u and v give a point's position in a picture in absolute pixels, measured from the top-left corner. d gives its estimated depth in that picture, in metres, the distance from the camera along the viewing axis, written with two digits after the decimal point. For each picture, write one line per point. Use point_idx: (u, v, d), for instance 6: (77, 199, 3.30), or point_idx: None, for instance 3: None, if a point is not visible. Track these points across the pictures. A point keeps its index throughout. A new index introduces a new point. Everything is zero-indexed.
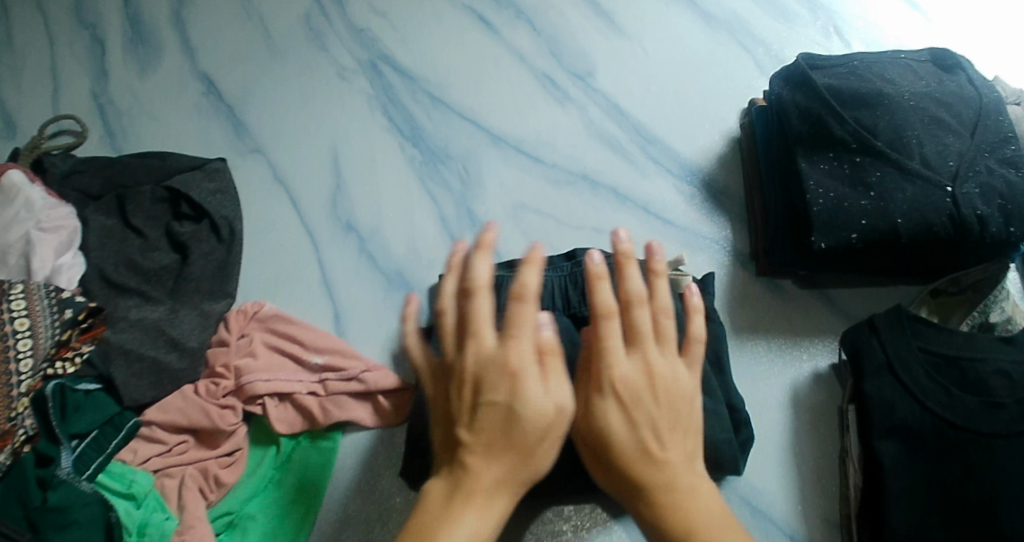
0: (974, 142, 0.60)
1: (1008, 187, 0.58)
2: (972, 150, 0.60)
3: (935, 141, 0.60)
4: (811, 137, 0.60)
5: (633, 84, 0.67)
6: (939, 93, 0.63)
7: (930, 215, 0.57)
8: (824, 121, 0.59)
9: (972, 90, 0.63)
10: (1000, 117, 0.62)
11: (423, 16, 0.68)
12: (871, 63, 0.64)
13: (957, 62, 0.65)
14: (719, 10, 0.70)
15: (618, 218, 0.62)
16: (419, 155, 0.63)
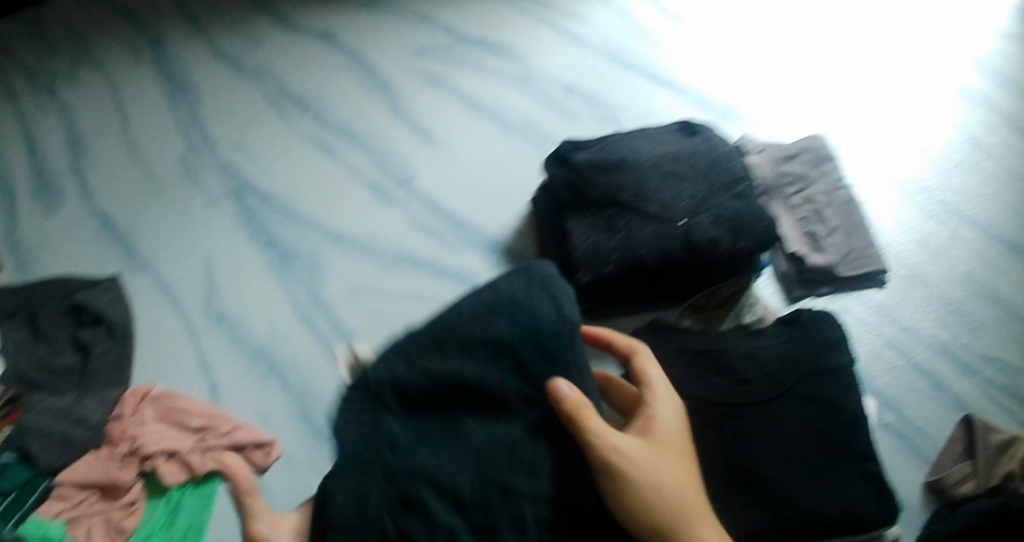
0: (708, 184, 0.80)
1: (735, 216, 0.79)
2: (706, 190, 0.80)
3: (672, 190, 0.80)
4: (574, 199, 0.81)
5: (441, 180, 0.88)
6: (681, 151, 0.83)
7: (670, 250, 0.77)
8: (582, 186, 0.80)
9: (709, 146, 0.83)
10: (733, 164, 0.82)
11: (274, 148, 0.88)
12: (626, 138, 0.84)
13: (700, 128, 0.86)
14: (515, 118, 0.94)
15: (435, 286, 0.81)
16: (275, 258, 0.81)
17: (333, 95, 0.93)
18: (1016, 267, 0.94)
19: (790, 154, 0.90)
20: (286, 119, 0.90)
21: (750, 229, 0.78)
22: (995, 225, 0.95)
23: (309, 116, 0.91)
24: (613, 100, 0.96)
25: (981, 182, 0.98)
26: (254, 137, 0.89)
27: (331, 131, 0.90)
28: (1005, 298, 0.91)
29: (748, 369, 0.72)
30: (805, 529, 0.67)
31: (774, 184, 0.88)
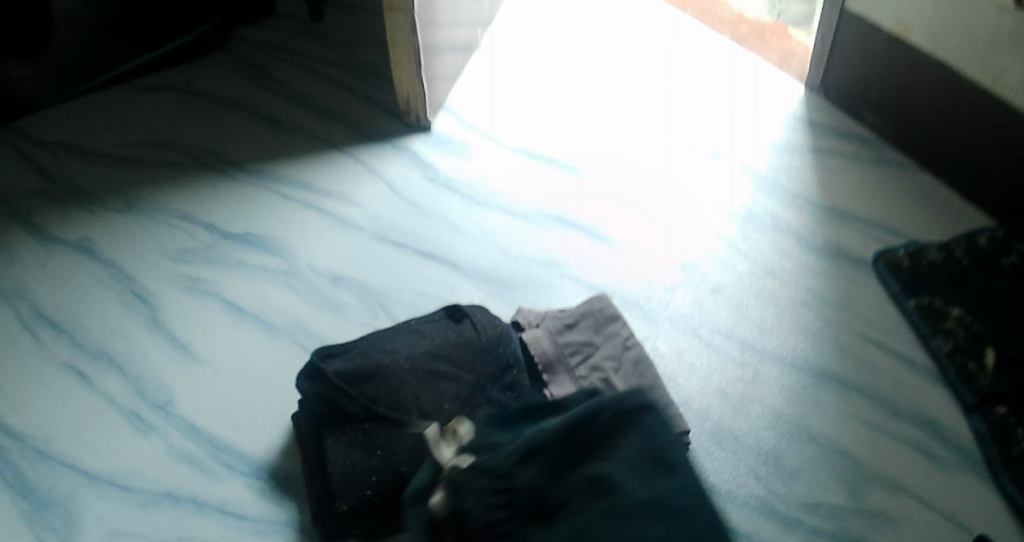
0: (473, 379, 0.76)
1: (501, 411, 0.74)
2: (470, 387, 0.76)
3: (432, 392, 0.75)
4: (331, 415, 0.76)
5: (216, 412, 0.90)
6: (443, 343, 0.78)
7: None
8: (336, 400, 0.75)
9: (473, 333, 0.79)
10: (500, 350, 0.79)
11: (45, 394, 0.92)
12: (385, 338, 0.80)
13: (464, 311, 0.82)
14: (281, 321, 0.97)
15: (199, 526, 0.80)
16: (26, 506, 0.82)
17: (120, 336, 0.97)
18: (831, 402, 0.84)
19: (569, 324, 0.84)
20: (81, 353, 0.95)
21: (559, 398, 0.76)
22: (804, 357, 0.87)
23: (104, 361, 0.95)
24: (384, 287, 0.95)
25: (782, 313, 0.91)
26: (26, 392, 0.92)
27: (93, 358, 0.95)
28: (826, 438, 0.81)
29: None
30: None
31: (556, 358, 0.81)
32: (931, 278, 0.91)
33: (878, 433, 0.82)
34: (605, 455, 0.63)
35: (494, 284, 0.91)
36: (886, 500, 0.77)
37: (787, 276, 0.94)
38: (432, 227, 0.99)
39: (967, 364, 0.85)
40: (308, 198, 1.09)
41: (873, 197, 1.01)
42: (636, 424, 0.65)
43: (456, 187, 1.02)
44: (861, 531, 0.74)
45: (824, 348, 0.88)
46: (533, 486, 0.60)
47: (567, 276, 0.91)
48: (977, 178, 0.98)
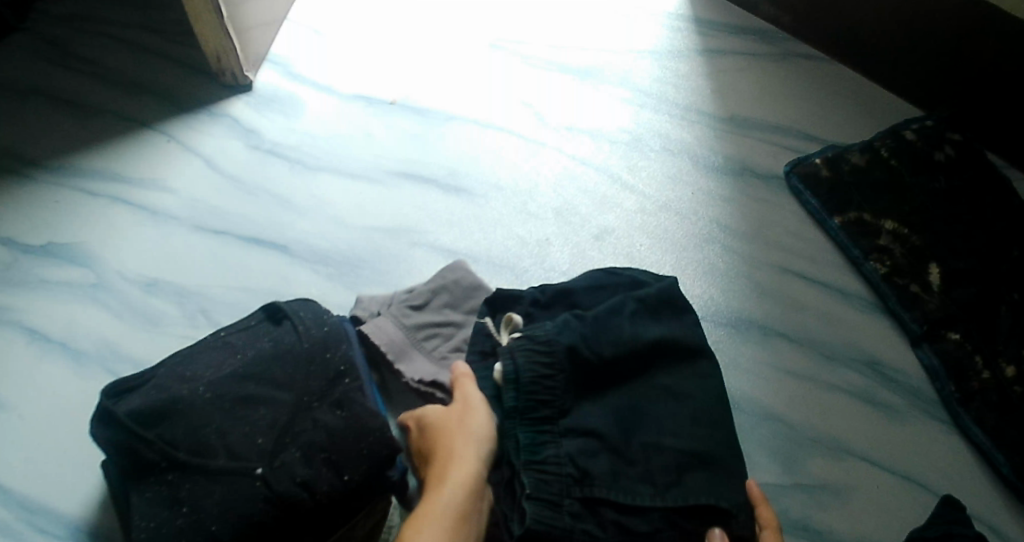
0: (295, 398, 0.60)
1: (328, 438, 0.58)
2: (292, 409, 0.59)
3: (245, 424, 0.58)
4: (129, 466, 0.58)
5: (19, 465, 0.68)
6: (256, 358, 0.62)
7: (247, 517, 0.55)
8: (130, 448, 0.57)
9: (295, 338, 0.63)
10: (330, 353, 0.62)
11: None
12: (185, 358, 0.62)
13: (284, 311, 0.65)
14: (88, 344, 0.73)
15: None
16: None
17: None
18: (755, 355, 0.69)
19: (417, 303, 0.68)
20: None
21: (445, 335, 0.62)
22: (716, 303, 0.72)
23: None
24: (204, 286, 0.76)
25: (685, 252, 0.75)
26: None
27: None
28: (749, 402, 0.66)
29: None
30: None
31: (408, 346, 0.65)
32: (856, 186, 0.77)
33: (818, 385, 0.68)
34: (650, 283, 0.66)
35: (334, 266, 0.75)
36: (830, 467, 0.64)
37: (687, 205, 0.78)
38: (259, 205, 0.80)
39: (909, 285, 0.72)
40: (118, 190, 0.82)
41: (779, 98, 0.86)
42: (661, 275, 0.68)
43: (284, 152, 0.83)
44: (801, 513, 0.62)
45: (739, 290, 0.72)
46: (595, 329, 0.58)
47: (420, 245, 0.76)
48: (893, 69, 0.86)
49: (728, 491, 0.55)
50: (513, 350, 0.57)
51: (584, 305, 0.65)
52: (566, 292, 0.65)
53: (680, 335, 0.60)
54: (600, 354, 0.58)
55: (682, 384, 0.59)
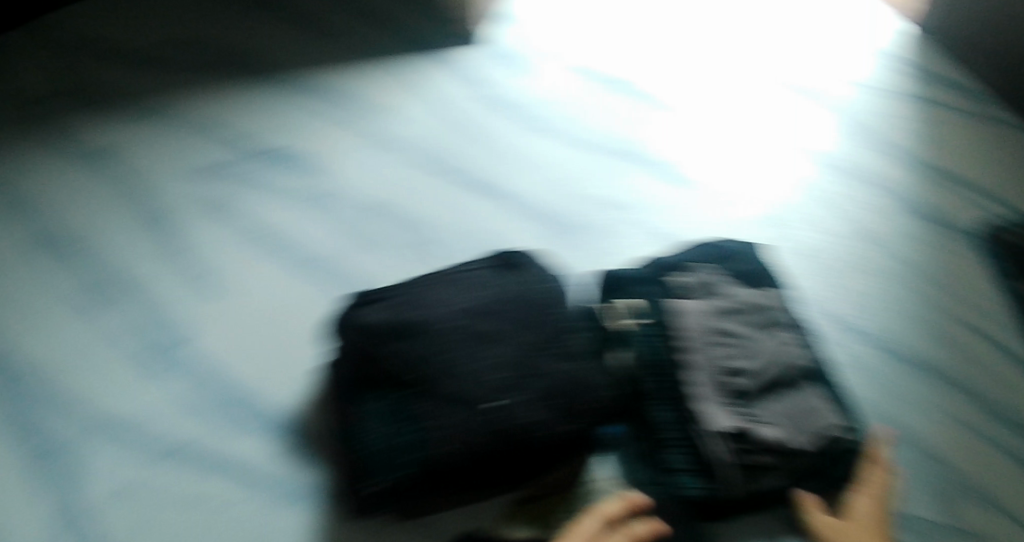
0: (533, 343, 0.60)
1: (563, 388, 0.58)
2: (526, 354, 0.59)
3: (483, 356, 0.59)
4: (363, 377, 0.60)
5: (237, 351, 0.68)
6: (498, 296, 0.63)
7: (472, 443, 0.56)
8: (370, 354, 0.60)
9: (532, 290, 0.63)
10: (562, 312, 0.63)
11: (44, 280, 0.72)
12: (424, 285, 0.65)
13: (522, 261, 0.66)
14: (307, 249, 0.76)
15: (206, 482, 0.61)
16: (29, 451, 0.62)
17: (119, 245, 0.75)
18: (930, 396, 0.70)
19: (733, 309, 0.65)
20: (62, 265, 0.73)
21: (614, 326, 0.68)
22: (901, 340, 0.74)
23: (113, 275, 0.73)
24: (434, 218, 0.79)
25: (885, 282, 0.77)
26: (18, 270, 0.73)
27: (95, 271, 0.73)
28: (920, 439, 0.68)
29: None
30: None
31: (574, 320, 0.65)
32: None
33: (986, 439, 0.68)
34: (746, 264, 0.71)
35: (549, 221, 0.79)
36: (990, 519, 0.64)
37: (890, 238, 0.80)
38: (490, 150, 0.84)
39: None
40: (349, 113, 0.87)
41: (990, 156, 0.88)
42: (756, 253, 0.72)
43: (506, 105, 0.88)
44: None
45: (923, 333, 0.74)
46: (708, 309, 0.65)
47: (641, 220, 0.79)
48: None
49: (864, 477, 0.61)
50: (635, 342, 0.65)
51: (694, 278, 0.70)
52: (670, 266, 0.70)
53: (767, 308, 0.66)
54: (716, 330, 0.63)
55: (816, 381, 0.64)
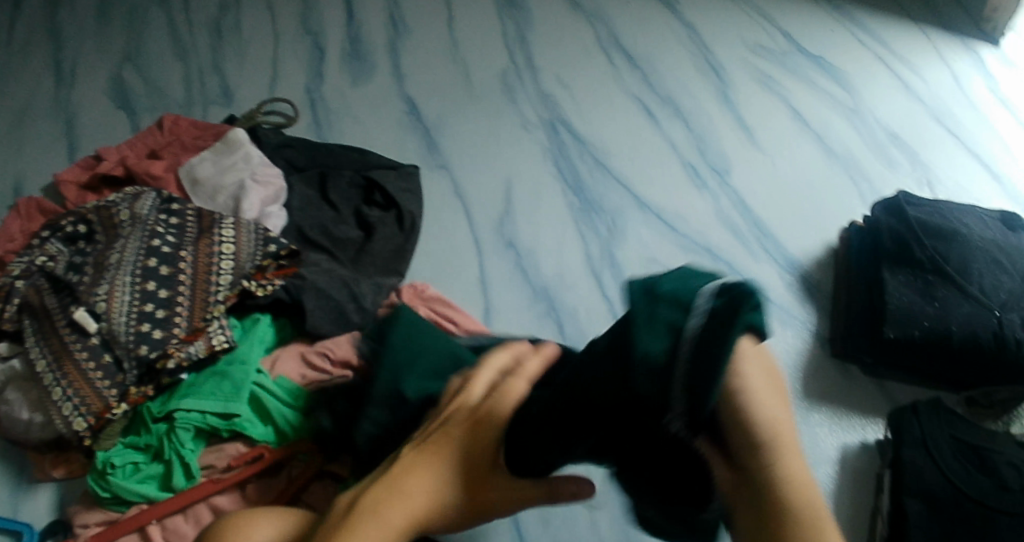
0: (1017, 287, 1.02)
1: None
2: (1016, 292, 1.02)
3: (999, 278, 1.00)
4: (890, 256, 1.04)
5: (735, 227, 1.09)
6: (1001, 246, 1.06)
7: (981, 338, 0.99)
8: (888, 243, 1.05)
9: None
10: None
11: (486, 144, 1.13)
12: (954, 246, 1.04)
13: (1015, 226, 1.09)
14: (737, 181, 1.12)
15: (731, 287, 1.05)
16: (526, 278, 1.04)
17: (516, 144, 1.13)
18: None
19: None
20: (508, 142, 1.13)
21: (895, 275, 1.03)
22: None
23: (591, 158, 1.12)
24: (768, 173, 1.14)
25: None
26: (466, 146, 1.13)
27: (572, 136, 1.14)
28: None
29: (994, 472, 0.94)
30: None
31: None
32: None
33: None
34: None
35: (921, 203, 1.08)
36: None
37: None
38: (793, 139, 1.17)
39: None
40: (736, 70, 1.24)
41: None
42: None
43: (887, 122, 1.22)
44: None
45: None
46: (971, 280, 1.02)
47: (938, 208, 1.09)
48: None
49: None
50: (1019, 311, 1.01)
51: (997, 259, 1.05)
52: (990, 249, 1.05)
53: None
54: (999, 295, 1.02)
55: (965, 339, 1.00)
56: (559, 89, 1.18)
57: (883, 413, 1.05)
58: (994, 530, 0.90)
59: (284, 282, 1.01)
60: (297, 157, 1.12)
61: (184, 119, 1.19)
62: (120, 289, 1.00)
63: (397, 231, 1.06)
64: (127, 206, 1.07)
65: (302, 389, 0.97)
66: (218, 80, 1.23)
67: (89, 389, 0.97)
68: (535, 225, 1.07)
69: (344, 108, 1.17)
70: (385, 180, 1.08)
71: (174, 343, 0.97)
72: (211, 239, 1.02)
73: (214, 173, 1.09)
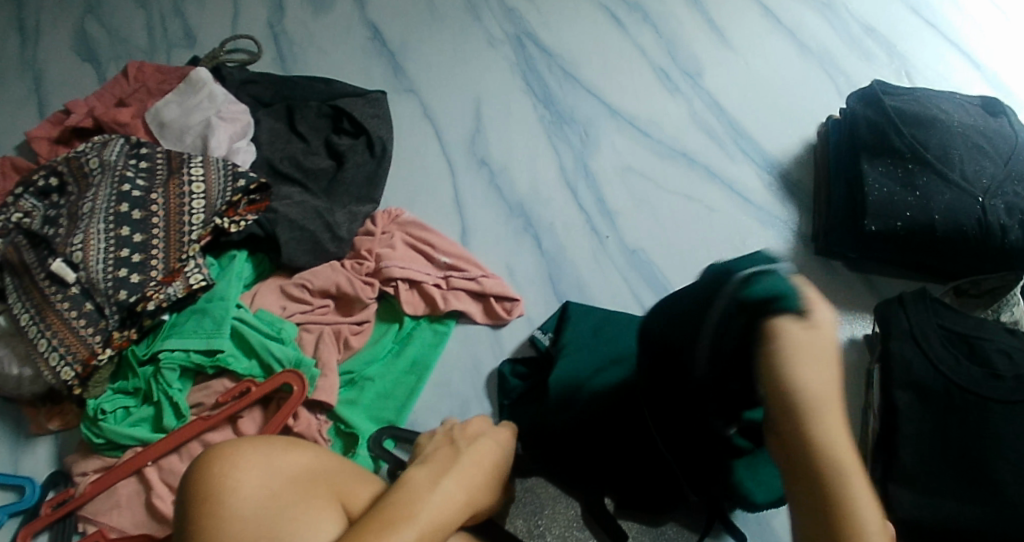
0: (1006, 169, 1.00)
1: None
2: (1003, 175, 1.00)
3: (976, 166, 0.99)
4: (873, 143, 1.02)
5: (709, 129, 1.10)
6: (982, 128, 1.04)
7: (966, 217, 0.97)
8: (882, 131, 1.02)
9: (1010, 130, 1.05)
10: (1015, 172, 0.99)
11: (454, 66, 1.12)
12: (936, 129, 1.02)
13: (999, 109, 1.08)
14: (709, 84, 1.13)
15: (707, 190, 1.06)
16: (503, 195, 1.04)
17: (485, 63, 1.12)
18: None
19: None
20: (475, 62, 1.12)
21: (874, 167, 1.01)
22: None
23: (561, 72, 1.12)
24: (739, 76, 1.14)
25: None
26: (435, 70, 1.12)
27: (542, 52, 1.13)
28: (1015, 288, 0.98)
29: (983, 361, 0.94)
30: (992, 485, 0.88)
31: (1007, 147, 1.03)
32: None
33: None
34: (1011, 137, 1.04)
35: (894, 90, 1.08)
36: None
37: None
38: (763, 41, 1.17)
39: None
40: None
41: None
42: (1014, 122, 1.07)
43: (857, 16, 1.22)
44: None
45: None
46: (951, 164, 1.00)
47: (912, 94, 1.08)
48: None
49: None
50: (1004, 193, 0.99)
51: (978, 142, 1.03)
52: (970, 134, 1.03)
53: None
54: (983, 178, 1.00)
55: (948, 227, 0.98)
56: (522, 2, 1.17)
57: (871, 308, 1.04)
58: (988, 417, 0.90)
59: (256, 217, 0.99)
60: (262, 92, 1.10)
61: (150, 65, 1.14)
62: (95, 238, 0.95)
63: (368, 157, 1.04)
64: (95, 153, 1.01)
65: (285, 321, 0.95)
66: (179, 22, 1.21)
67: (72, 336, 0.93)
68: (508, 142, 1.07)
69: (307, 39, 1.15)
70: (352, 107, 1.06)
71: (153, 285, 0.95)
72: (179, 178, 0.99)
73: (180, 114, 1.06)
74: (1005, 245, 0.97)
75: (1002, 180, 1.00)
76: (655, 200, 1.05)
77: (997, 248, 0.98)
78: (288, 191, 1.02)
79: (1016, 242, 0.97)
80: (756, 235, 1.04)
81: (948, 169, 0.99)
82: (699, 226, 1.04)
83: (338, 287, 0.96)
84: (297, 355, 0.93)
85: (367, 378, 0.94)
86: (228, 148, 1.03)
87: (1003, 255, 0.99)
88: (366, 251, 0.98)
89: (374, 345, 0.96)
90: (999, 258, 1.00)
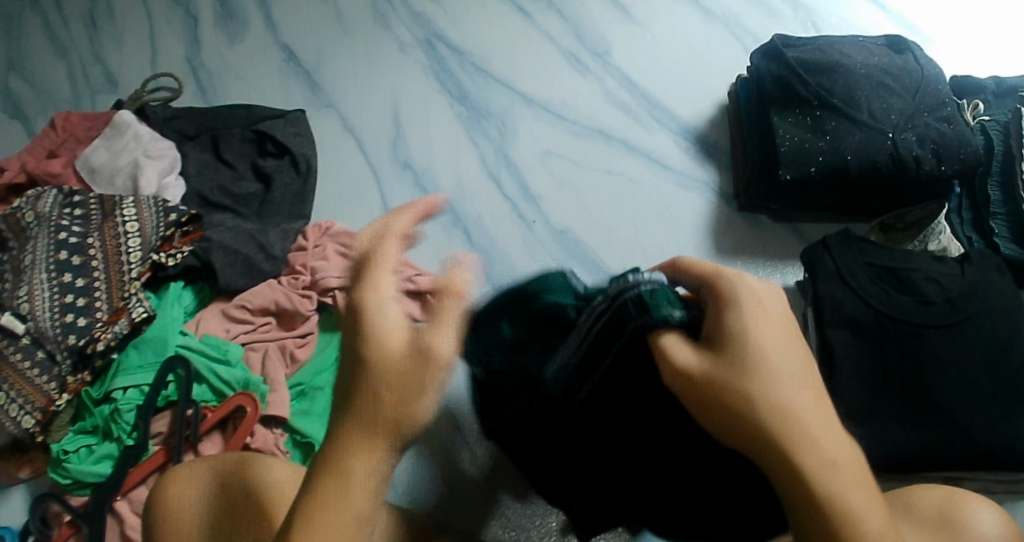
0: (914, 103, 1.03)
1: (936, 135, 1.01)
2: (911, 108, 1.02)
3: (882, 104, 1.02)
4: (782, 97, 1.05)
5: (624, 105, 1.13)
6: (889, 65, 1.06)
7: (876, 155, 1.00)
8: (789, 83, 1.04)
9: (917, 64, 1.06)
10: (921, 108, 1.02)
11: (369, 75, 1.15)
12: (841, 73, 1.04)
13: (905, 46, 1.09)
14: (617, 61, 1.16)
15: (626, 163, 1.09)
16: (429, 196, 1.07)
17: (398, 70, 1.15)
18: None
19: (959, 148, 1.00)
20: (389, 69, 1.15)
21: (785, 119, 1.04)
22: None
23: (472, 69, 1.15)
24: (645, 50, 1.17)
25: None
26: (349, 82, 1.15)
27: (453, 52, 1.16)
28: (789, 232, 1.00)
29: (911, 290, 0.97)
30: (929, 406, 0.93)
31: (916, 79, 1.05)
32: None
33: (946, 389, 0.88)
34: (918, 68, 1.06)
35: (796, 41, 1.10)
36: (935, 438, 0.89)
37: None
38: (666, 11, 1.20)
39: None
40: None
41: (996, 46, 1.21)
42: (918, 51, 1.09)
43: None
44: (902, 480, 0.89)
45: None
46: (859, 104, 1.02)
47: (817, 41, 1.09)
48: None
49: (955, 312, 0.95)
50: (914, 125, 1.01)
51: (885, 78, 1.04)
52: (877, 71, 1.05)
53: (940, 102, 1.03)
54: (893, 113, 1.02)
55: (862, 167, 1.00)
56: (429, 5, 1.19)
57: (798, 254, 1.07)
58: (921, 344, 0.94)
59: (192, 248, 1.02)
60: (186, 125, 1.13)
61: (76, 114, 1.17)
62: (39, 289, 0.98)
63: (295, 175, 1.07)
64: (30, 208, 1.02)
65: (230, 342, 0.98)
66: (101, 68, 1.23)
67: (29, 386, 0.96)
68: (428, 143, 1.10)
69: (224, 69, 1.18)
70: (274, 129, 1.09)
71: (100, 326, 0.97)
72: (113, 221, 1.01)
73: (108, 158, 1.08)
74: (921, 175, 1.00)
75: (912, 112, 1.02)
76: (576, 180, 1.08)
77: (915, 177, 1.00)
78: (221, 219, 1.05)
79: (931, 168, 1.00)
80: (678, 198, 1.09)
81: (854, 112, 1.02)
82: (621, 199, 1.07)
83: (277, 303, 0.99)
84: (247, 377, 0.96)
85: (316, 388, 0.97)
86: (158, 184, 1.06)
87: (921, 184, 1.01)
88: (301, 265, 1.01)
89: (319, 355, 0.99)
90: (917, 189, 1.02)
